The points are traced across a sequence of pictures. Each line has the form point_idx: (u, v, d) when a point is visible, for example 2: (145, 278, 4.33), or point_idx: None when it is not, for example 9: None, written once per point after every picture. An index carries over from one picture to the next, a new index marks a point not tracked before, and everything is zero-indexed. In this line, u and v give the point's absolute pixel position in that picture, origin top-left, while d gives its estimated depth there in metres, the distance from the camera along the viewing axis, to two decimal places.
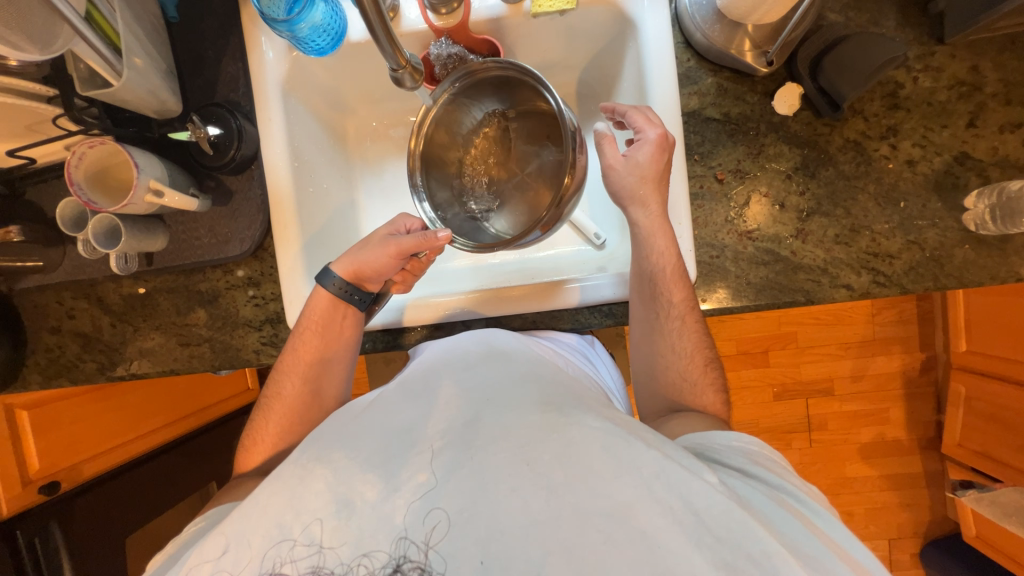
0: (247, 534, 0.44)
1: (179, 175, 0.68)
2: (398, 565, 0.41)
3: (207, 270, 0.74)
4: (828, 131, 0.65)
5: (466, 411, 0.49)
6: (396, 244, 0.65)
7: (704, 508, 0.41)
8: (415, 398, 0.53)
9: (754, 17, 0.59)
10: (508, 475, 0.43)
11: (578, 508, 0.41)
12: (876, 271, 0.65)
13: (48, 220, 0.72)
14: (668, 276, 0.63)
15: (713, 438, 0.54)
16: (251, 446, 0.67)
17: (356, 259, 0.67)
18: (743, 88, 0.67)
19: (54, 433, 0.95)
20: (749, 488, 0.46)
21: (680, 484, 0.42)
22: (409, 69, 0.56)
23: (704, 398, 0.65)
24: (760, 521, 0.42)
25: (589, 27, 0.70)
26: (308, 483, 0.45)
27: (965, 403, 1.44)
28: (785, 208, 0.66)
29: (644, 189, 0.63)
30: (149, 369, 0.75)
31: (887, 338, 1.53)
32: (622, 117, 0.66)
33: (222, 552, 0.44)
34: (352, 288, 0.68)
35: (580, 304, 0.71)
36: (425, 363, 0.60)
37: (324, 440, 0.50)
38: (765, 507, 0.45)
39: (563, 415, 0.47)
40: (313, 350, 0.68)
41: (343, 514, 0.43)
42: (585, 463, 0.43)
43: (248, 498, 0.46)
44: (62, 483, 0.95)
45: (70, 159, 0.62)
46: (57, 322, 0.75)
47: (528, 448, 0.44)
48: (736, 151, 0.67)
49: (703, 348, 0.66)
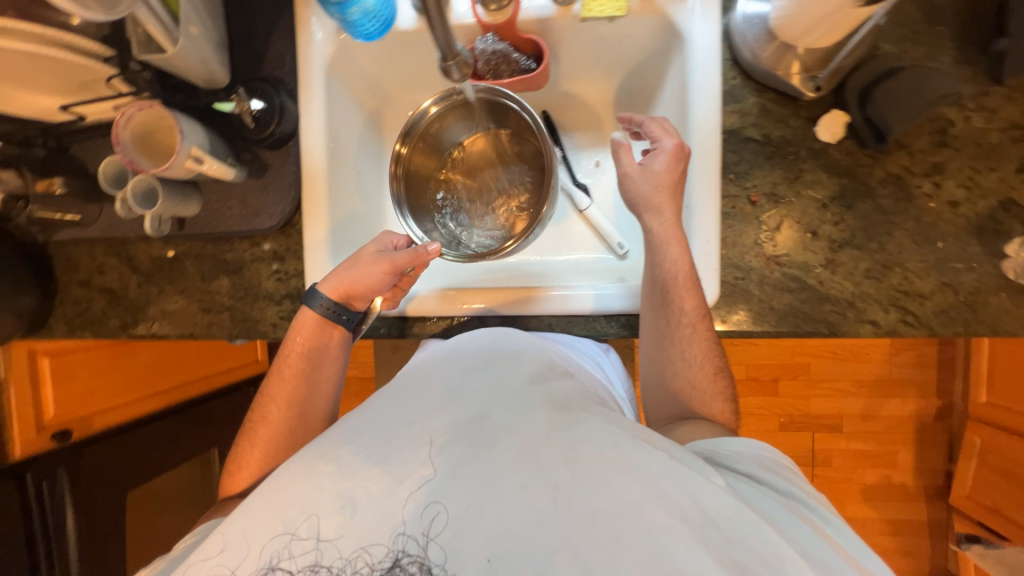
0: (250, 529, 0.44)
1: (219, 144, 0.69)
2: (397, 560, 0.41)
3: (235, 240, 0.76)
4: (870, 162, 0.64)
5: (472, 407, 0.49)
6: (389, 260, 0.66)
7: (713, 509, 0.41)
8: (427, 387, 0.54)
9: (806, 41, 0.58)
10: (512, 471, 0.43)
11: (584, 507, 0.41)
12: (905, 310, 0.63)
13: (91, 176, 0.75)
14: (681, 284, 0.63)
15: (721, 443, 0.53)
16: (257, 421, 0.67)
17: (344, 277, 0.67)
18: (786, 111, 0.66)
19: (70, 383, 0.97)
20: (760, 495, 0.45)
21: (690, 484, 0.42)
22: (458, 61, 0.54)
23: (713, 406, 0.65)
24: (771, 526, 0.41)
25: (636, 35, 0.70)
26: (307, 481, 0.45)
27: (979, 456, 1.38)
28: (817, 237, 0.65)
29: (660, 197, 0.64)
30: (169, 331, 0.77)
31: (903, 380, 1.50)
32: (638, 127, 0.68)
33: (226, 549, 0.44)
34: (339, 307, 0.68)
35: (595, 312, 0.71)
36: (434, 359, 0.61)
37: (326, 433, 0.50)
38: (775, 511, 0.44)
39: (571, 415, 0.48)
40: (298, 369, 0.68)
41: (348, 509, 0.43)
42: (588, 459, 0.43)
43: (252, 496, 0.46)
44: (73, 433, 0.97)
45: (119, 119, 0.64)
46: (87, 276, 0.78)
47: (533, 446, 0.44)
48: (773, 174, 0.66)
49: (714, 357, 0.65)
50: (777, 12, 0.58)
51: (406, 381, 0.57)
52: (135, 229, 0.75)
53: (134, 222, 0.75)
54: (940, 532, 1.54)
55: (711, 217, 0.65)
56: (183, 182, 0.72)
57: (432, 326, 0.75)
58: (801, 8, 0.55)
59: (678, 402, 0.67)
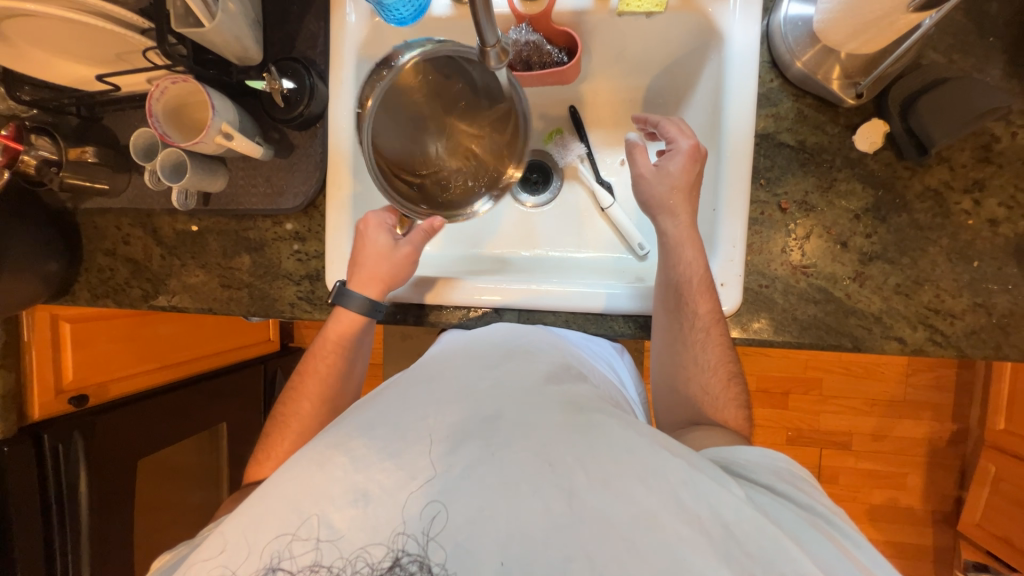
0: (263, 517, 0.44)
1: (248, 122, 0.70)
2: (397, 559, 0.41)
3: (258, 219, 0.76)
4: (907, 175, 0.62)
5: (486, 404, 0.49)
6: (411, 243, 0.69)
7: (733, 521, 0.41)
8: (430, 383, 0.53)
9: (852, 45, 0.57)
10: (528, 473, 0.43)
11: (601, 512, 0.41)
12: (935, 329, 0.61)
13: (121, 147, 0.76)
14: (698, 289, 0.62)
15: (737, 452, 0.53)
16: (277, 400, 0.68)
17: (373, 275, 0.68)
18: (823, 118, 0.65)
19: (89, 350, 0.99)
20: (780, 506, 0.45)
21: (710, 495, 0.42)
22: (498, 48, 0.51)
23: (725, 412, 0.63)
24: (792, 539, 0.41)
25: (673, 33, 0.69)
26: (319, 475, 0.44)
27: (992, 485, 1.34)
28: (847, 248, 0.63)
29: (674, 198, 0.65)
30: (189, 304, 0.78)
31: (918, 402, 1.47)
32: (654, 128, 0.69)
33: (240, 539, 0.44)
34: (375, 303, 0.69)
35: (605, 310, 0.70)
36: (449, 352, 0.61)
37: (338, 426, 0.50)
38: (793, 524, 0.43)
39: (587, 416, 0.48)
40: (329, 367, 0.69)
41: (361, 503, 0.43)
42: (605, 464, 0.43)
43: (265, 484, 0.46)
44: (89, 398, 0.99)
45: (153, 92, 0.64)
46: (112, 245, 0.79)
47: (548, 448, 0.44)
48: (806, 182, 0.65)
49: (728, 364, 0.64)
50: (821, 15, 0.57)
51: (426, 369, 0.58)
52: (161, 202, 0.76)
53: (161, 194, 0.76)
54: (946, 559, 1.51)
55: (740, 222, 0.63)
56: (210, 157, 0.72)
57: (447, 315, 0.75)
58: (848, 10, 0.53)
59: (693, 409, 0.64)
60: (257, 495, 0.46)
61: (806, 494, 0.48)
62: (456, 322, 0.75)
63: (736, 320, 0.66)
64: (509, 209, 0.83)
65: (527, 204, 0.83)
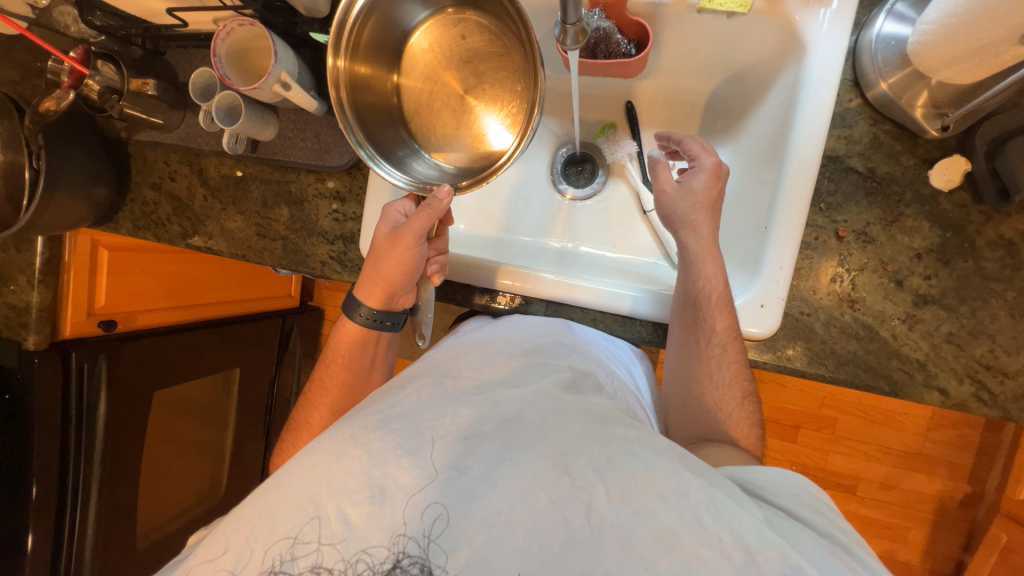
0: (279, 505, 0.46)
1: (307, 74, 0.69)
2: (397, 561, 0.42)
3: (301, 172, 0.76)
4: (981, 220, 0.59)
5: (505, 408, 0.51)
6: (407, 230, 0.62)
7: (756, 547, 0.40)
8: (444, 378, 0.56)
9: (945, 74, 0.53)
10: (547, 482, 0.44)
11: (621, 529, 0.42)
12: (982, 385, 0.58)
13: (180, 85, 0.76)
14: (718, 306, 0.61)
15: (755, 472, 0.51)
16: (318, 382, 0.73)
17: (377, 279, 0.67)
18: (900, 147, 0.61)
19: (121, 279, 1.03)
20: (806, 537, 0.43)
21: (730, 515, 0.42)
22: (578, 27, 0.49)
23: (739, 429, 0.62)
24: (810, 563, 0.40)
25: (752, 39, 0.66)
26: (337, 465, 0.46)
27: (1001, 554, 1.26)
28: (902, 287, 0.60)
29: (696, 215, 0.65)
30: (224, 248, 0.79)
31: (934, 458, 1.41)
32: (676, 145, 0.70)
33: (257, 521, 0.46)
34: (381, 316, 0.71)
35: (630, 313, 0.68)
36: (464, 344, 0.64)
37: (354, 418, 0.52)
38: (820, 551, 0.42)
39: (607, 430, 0.48)
40: (342, 362, 0.72)
41: (378, 499, 0.44)
42: (626, 479, 0.43)
43: (285, 471, 0.48)
44: (117, 324, 1.03)
45: (220, 32, 0.65)
46: (159, 180, 0.80)
47: (567, 457, 0.45)
48: (869, 212, 0.61)
49: (742, 381, 0.63)
50: (917, 37, 0.53)
51: (444, 362, 0.60)
52: (211, 143, 0.77)
53: (211, 136, 0.76)
54: None
55: (790, 246, 0.60)
56: (264, 105, 0.72)
57: (476, 297, 0.74)
58: (949, 36, 0.50)
59: (704, 422, 0.64)
60: (267, 490, 0.48)
61: (826, 522, 0.46)
62: (482, 306, 0.74)
63: (770, 345, 0.63)
64: (547, 199, 0.82)
65: (566, 195, 0.82)
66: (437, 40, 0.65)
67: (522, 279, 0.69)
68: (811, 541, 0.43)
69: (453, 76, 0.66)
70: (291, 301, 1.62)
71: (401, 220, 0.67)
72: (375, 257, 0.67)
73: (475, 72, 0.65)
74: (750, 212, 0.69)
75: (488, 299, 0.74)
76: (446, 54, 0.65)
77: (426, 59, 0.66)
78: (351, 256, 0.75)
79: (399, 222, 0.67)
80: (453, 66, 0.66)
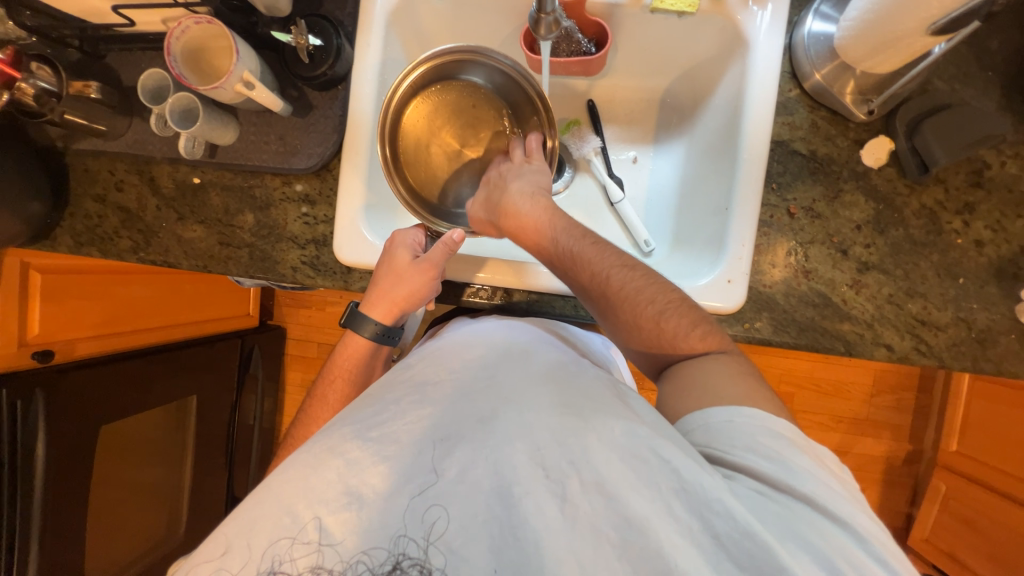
0: (256, 520, 0.44)
1: (269, 75, 0.68)
2: (398, 562, 0.42)
3: (266, 176, 0.73)
4: (907, 192, 0.66)
5: (482, 405, 0.50)
6: (430, 262, 0.66)
7: (722, 529, 0.41)
8: (420, 387, 0.53)
9: (867, 64, 0.60)
10: (524, 477, 0.44)
11: (593, 519, 0.42)
12: (920, 339, 0.65)
13: (125, 89, 0.72)
14: (617, 292, 0.59)
15: (709, 414, 0.50)
16: (315, 403, 0.71)
17: (394, 300, 0.69)
18: (834, 131, 0.68)
19: (55, 305, 0.94)
20: (781, 510, 0.42)
21: (699, 500, 0.42)
22: (551, 19, 0.58)
23: None
24: (775, 540, 0.40)
25: (700, 37, 0.71)
26: (315, 476, 0.44)
27: (942, 502, 1.40)
28: (848, 256, 0.67)
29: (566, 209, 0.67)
30: (181, 258, 0.74)
31: (878, 421, 1.54)
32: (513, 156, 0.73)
33: (240, 533, 0.44)
34: (385, 329, 0.71)
35: None
36: (448, 344, 0.63)
37: (332, 427, 0.50)
38: (797, 528, 0.41)
39: (583, 418, 0.47)
40: (344, 378, 0.72)
41: (355, 506, 0.43)
42: (599, 469, 0.44)
43: (261, 486, 0.46)
44: (56, 355, 0.94)
45: (173, 30, 0.62)
46: (103, 191, 0.74)
47: (543, 450, 0.45)
48: (814, 190, 0.68)
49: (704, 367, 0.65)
50: (841, 32, 0.60)
51: (417, 368, 0.58)
52: (163, 150, 0.72)
53: (163, 141, 0.72)
54: None
55: (749, 222, 0.66)
56: (221, 107, 0.70)
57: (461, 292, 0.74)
58: (866, 30, 0.57)
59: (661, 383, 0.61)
60: (251, 501, 0.46)
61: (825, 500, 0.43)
62: (467, 300, 0.74)
63: (739, 318, 0.68)
64: None
65: None
66: (438, 92, 0.73)
67: (500, 272, 0.69)
68: (786, 520, 0.42)
69: (449, 123, 0.75)
70: (251, 320, 1.53)
71: (418, 250, 0.69)
72: (391, 281, 0.67)
73: (475, 126, 0.76)
74: (707, 197, 0.73)
75: (470, 296, 0.73)
76: (444, 104, 0.74)
77: (445, 102, 0.74)
78: (325, 261, 0.73)
79: (416, 252, 0.69)
80: (471, 117, 0.75)
